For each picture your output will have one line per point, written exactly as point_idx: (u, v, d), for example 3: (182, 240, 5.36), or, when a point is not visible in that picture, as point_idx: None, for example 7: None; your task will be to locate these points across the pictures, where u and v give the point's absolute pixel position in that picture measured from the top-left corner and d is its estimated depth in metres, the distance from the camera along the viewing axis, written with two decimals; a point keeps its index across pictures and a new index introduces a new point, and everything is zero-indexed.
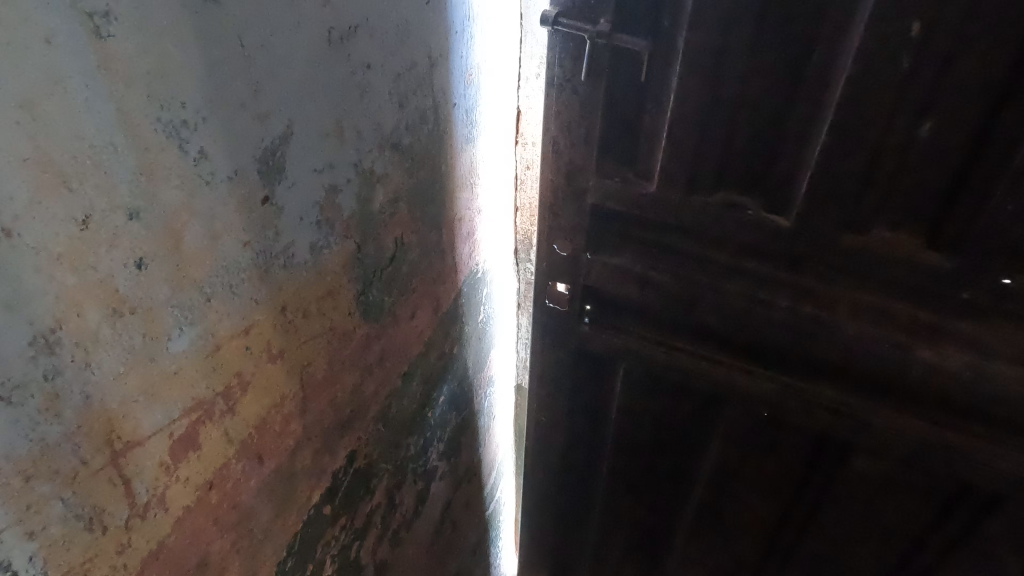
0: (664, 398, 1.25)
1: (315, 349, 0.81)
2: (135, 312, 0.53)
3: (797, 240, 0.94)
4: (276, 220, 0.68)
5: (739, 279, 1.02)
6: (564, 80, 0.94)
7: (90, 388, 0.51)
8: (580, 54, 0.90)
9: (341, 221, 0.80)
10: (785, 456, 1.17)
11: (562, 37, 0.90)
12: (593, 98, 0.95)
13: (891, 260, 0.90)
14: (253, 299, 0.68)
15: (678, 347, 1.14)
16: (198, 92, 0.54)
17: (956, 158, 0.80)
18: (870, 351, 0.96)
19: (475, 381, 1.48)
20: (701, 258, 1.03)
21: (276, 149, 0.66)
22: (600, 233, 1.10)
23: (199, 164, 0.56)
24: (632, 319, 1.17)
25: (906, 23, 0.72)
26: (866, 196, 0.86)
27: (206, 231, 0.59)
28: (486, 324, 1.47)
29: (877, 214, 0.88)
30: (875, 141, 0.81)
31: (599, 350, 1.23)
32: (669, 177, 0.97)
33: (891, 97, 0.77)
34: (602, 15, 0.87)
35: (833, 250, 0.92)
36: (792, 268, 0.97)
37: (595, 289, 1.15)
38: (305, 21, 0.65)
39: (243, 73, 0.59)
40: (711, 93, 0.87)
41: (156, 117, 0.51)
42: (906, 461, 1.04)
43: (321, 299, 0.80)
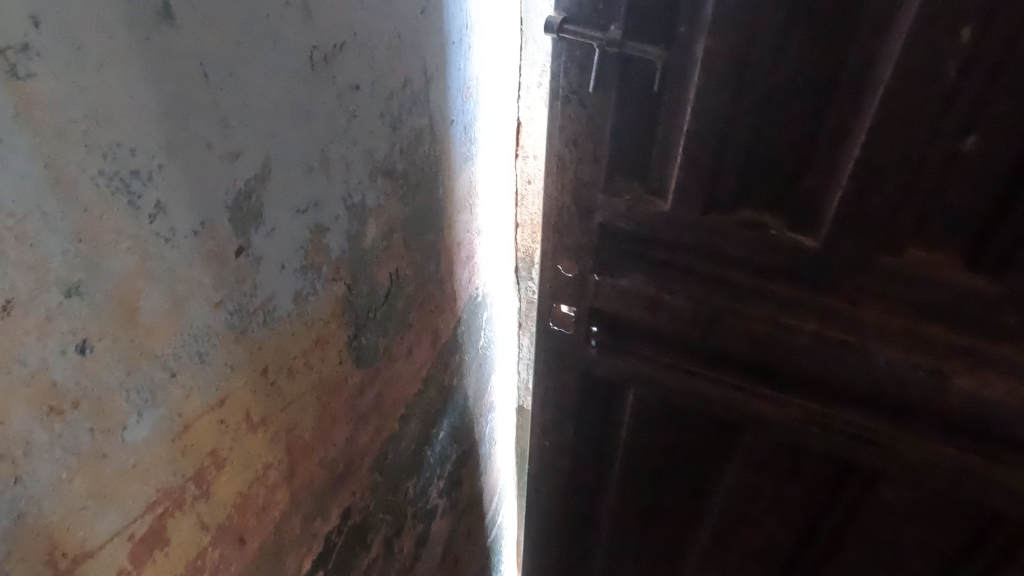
0: (674, 425, 1.12)
1: (300, 409, 0.71)
2: (77, 406, 0.44)
3: (823, 262, 0.81)
4: (253, 272, 0.58)
5: (760, 301, 0.87)
6: (569, 91, 0.81)
7: (22, 506, 0.42)
8: (587, 65, 0.78)
9: (329, 264, 0.71)
10: (807, 486, 1.05)
11: (567, 45, 0.77)
12: (601, 113, 0.81)
13: (926, 281, 0.77)
14: (228, 365, 0.58)
15: (693, 372, 0.98)
16: (151, 135, 0.45)
17: (1005, 167, 0.67)
18: (900, 380, 0.82)
19: (475, 410, 1.38)
20: (721, 282, 0.88)
21: (252, 191, 0.56)
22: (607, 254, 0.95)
23: (156, 219, 0.47)
24: (641, 341, 1.00)
25: (955, 28, 0.60)
26: (901, 212, 0.73)
27: (167, 298, 0.49)
28: (487, 349, 1.37)
29: (913, 232, 0.75)
30: (912, 153, 0.68)
31: (608, 375, 1.07)
32: (685, 197, 0.83)
33: (936, 109, 0.65)
34: (613, 19, 0.73)
35: (863, 271, 0.79)
36: (819, 291, 0.83)
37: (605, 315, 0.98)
38: (280, 41, 0.55)
39: (208, 107, 0.49)
40: (729, 113, 0.74)
41: (97, 170, 0.41)
42: (939, 492, 0.92)
43: (308, 352, 0.70)
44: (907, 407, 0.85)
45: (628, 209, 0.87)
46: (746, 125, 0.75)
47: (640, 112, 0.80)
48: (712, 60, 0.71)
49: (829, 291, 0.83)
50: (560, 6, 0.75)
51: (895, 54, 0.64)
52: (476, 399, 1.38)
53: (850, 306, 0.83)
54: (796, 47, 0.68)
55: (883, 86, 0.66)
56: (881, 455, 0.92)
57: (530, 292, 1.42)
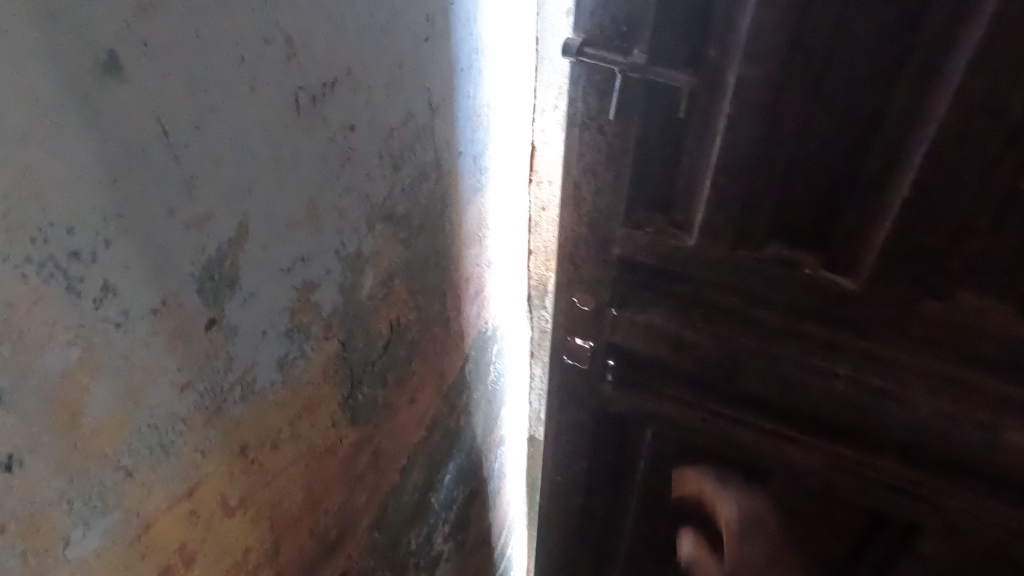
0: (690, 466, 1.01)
1: (286, 481, 0.65)
2: (5, 530, 0.37)
3: (861, 308, 0.71)
4: (227, 345, 0.51)
5: (786, 342, 0.74)
6: (588, 118, 0.71)
7: None
8: (608, 90, 0.68)
9: (320, 321, 0.63)
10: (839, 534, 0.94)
11: (584, 70, 0.67)
12: (624, 141, 0.71)
13: (979, 333, 0.67)
14: (199, 450, 0.51)
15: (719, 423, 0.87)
16: (95, 209, 0.38)
17: None
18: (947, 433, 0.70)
19: (484, 446, 1.31)
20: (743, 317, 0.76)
21: (226, 256, 0.49)
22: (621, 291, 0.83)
23: (103, 304, 0.40)
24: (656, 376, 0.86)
25: None
26: (950, 253, 0.64)
27: (120, 389, 0.42)
28: (497, 382, 1.30)
29: (965, 278, 0.66)
30: (967, 189, 0.59)
31: (621, 415, 1.00)
32: (715, 233, 0.72)
33: (998, 145, 0.56)
34: (636, 43, 0.63)
35: (905, 317, 0.70)
36: (855, 332, 0.73)
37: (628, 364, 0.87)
38: (259, 85, 0.48)
39: (169, 170, 0.42)
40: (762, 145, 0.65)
41: (24, 258, 0.34)
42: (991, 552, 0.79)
43: (295, 420, 0.63)
44: (954, 458, 0.73)
45: (650, 243, 0.77)
46: (781, 157, 0.65)
47: (665, 142, 0.70)
48: (748, 89, 0.61)
49: (869, 332, 0.72)
50: (579, 26, 0.65)
51: (954, 83, 0.54)
52: (485, 435, 1.30)
53: (892, 347, 0.72)
54: (843, 84, 0.59)
55: (938, 118, 0.57)
56: (921, 510, 0.79)
57: (544, 322, 1.33)
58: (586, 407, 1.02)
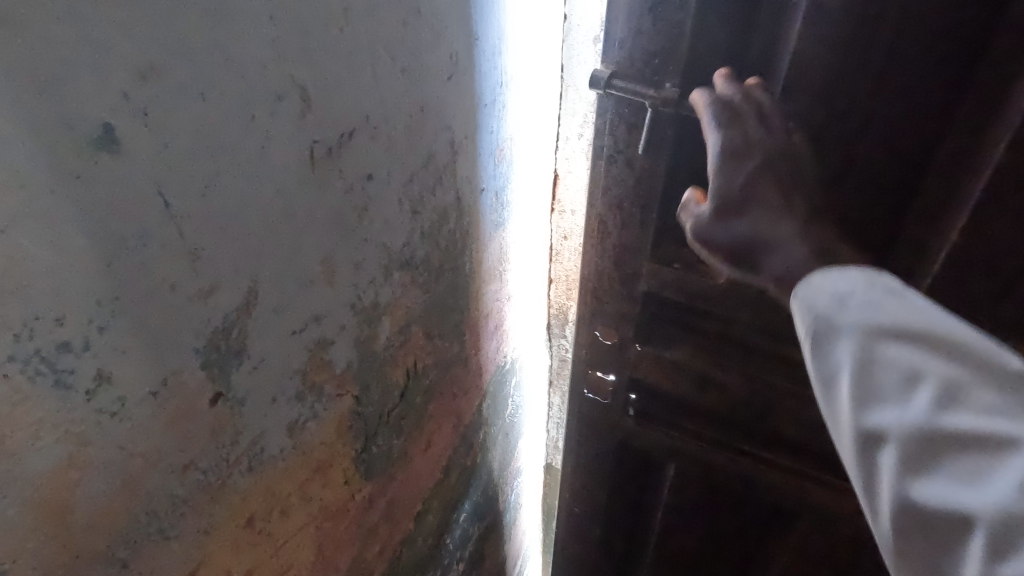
0: (716, 511, 1.00)
1: (296, 546, 0.61)
2: None
3: None
4: (235, 417, 0.48)
5: None
6: (616, 151, 0.67)
7: None
8: (639, 124, 0.63)
9: (334, 379, 0.60)
10: None
11: (614, 102, 0.63)
12: (652, 177, 0.66)
13: None
14: (202, 529, 0.48)
15: (741, 452, 0.89)
16: (90, 294, 0.34)
17: None
18: None
19: (501, 478, 1.28)
20: (774, 357, 0.76)
21: (233, 326, 0.45)
22: (647, 323, 0.83)
23: (96, 394, 0.36)
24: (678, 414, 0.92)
25: None
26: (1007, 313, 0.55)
27: (116, 480, 0.39)
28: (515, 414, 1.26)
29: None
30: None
31: (647, 449, 0.97)
32: None
33: None
34: (669, 76, 0.58)
35: None
36: None
37: (651, 387, 0.88)
38: (270, 144, 0.44)
39: (172, 243, 0.39)
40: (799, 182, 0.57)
41: (6, 357, 0.31)
42: None
43: (306, 483, 0.60)
44: None
45: (677, 279, 0.73)
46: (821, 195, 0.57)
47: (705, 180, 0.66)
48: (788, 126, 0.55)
49: None
50: (608, 59, 0.60)
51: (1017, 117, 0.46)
52: (502, 469, 1.27)
53: None
54: (893, 119, 0.51)
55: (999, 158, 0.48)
56: None
57: (563, 351, 1.28)
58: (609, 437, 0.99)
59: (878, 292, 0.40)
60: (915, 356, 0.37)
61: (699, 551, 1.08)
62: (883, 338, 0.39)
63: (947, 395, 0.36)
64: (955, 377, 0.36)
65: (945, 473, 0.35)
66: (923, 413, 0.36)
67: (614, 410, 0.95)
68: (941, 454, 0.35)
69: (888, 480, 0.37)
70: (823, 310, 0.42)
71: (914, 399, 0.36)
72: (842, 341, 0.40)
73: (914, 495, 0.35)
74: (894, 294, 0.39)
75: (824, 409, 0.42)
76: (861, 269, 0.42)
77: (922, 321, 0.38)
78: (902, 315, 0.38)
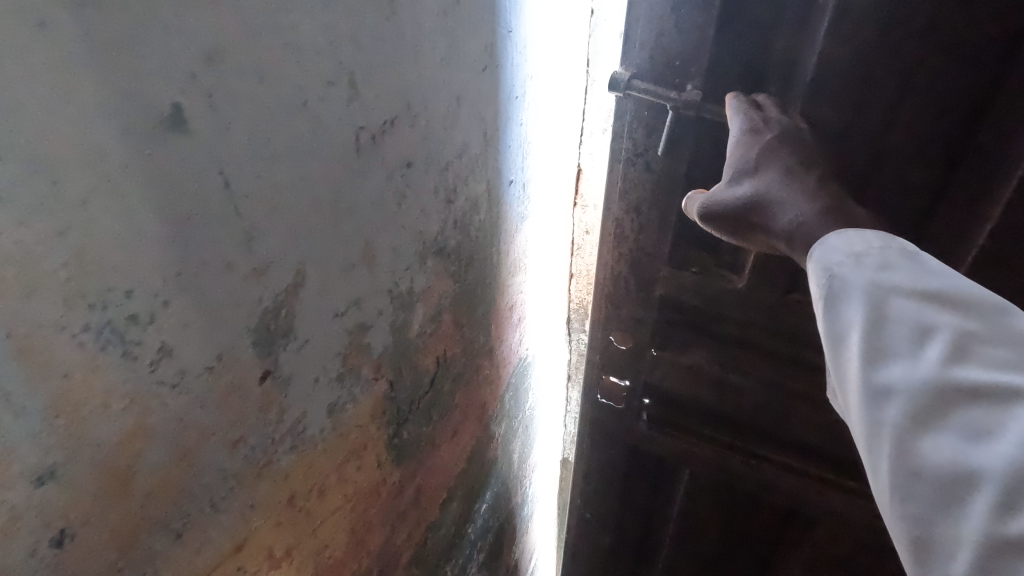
0: (729, 514, 1.00)
1: (332, 526, 0.62)
2: None
3: None
4: (281, 396, 0.49)
5: None
6: (635, 155, 0.65)
7: None
8: (659, 127, 0.62)
9: (370, 363, 0.61)
10: None
11: (634, 103, 0.61)
12: (671, 182, 0.65)
13: None
14: (248, 504, 0.49)
15: (756, 456, 0.89)
16: (155, 270, 0.36)
17: None
18: None
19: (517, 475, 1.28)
20: (794, 361, 0.76)
21: (282, 306, 0.47)
22: (667, 325, 0.82)
23: (159, 367, 0.38)
24: (693, 420, 0.91)
25: None
26: None
27: (173, 453, 0.40)
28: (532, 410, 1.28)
29: None
30: None
31: (660, 455, 0.96)
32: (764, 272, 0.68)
33: None
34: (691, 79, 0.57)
35: None
36: None
37: (664, 390, 0.88)
38: (321, 128, 0.46)
39: (229, 222, 0.40)
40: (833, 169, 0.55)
41: (81, 327, 0.32)
42: None
43: (343, 464, 0.61)
44: None
45: (695, 284, 0.73)
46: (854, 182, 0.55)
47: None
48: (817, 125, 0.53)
49: None
50: (628, 59, 0.58)
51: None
52: (520, 461, 1.28)
53: None
54: (911, 122, 0.51)
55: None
56: None
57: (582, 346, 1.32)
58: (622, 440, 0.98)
59: (893, 255, 0.41)
60: (927, 314, 0.38)
61: (712, 553, 1.08)
62: (896, 296, 0.39)
63: (959, 353, 0.35)
64: (969, 336, 0.36)
65: (964, 426, 0.34)
66: (935, 369, 0.35)
67: (627, 416, 0.94)
68: (958, 409, 0.34)
69: (895, 425, 0.36)
70: (836, 267, 0.42)
71: (925, 357, 0.36)
72: (851, 304, 0.40)
73: (923, 438, 0.35)
74: (909, 257, 0.40)
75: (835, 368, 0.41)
76: (874, 232, 0.42)
77: (939, 285, 0.38)
78: (916, 278, 0.39)
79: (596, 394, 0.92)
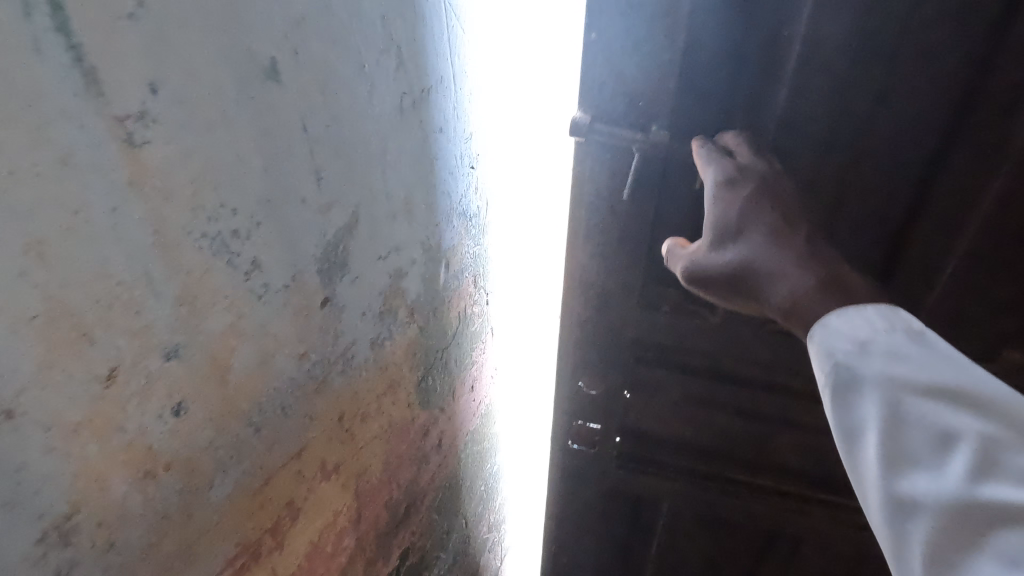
0: (709, 530, 1.09)
1: (370, 453, 0.70)
2: (170, 468, 0.43)
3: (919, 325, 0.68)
4: (337, 322, 0.57)
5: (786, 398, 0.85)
6: (599, 197, 0.65)
7: (115, 571, 0.41)
8: (623, 169, 0.62)
9: (405, 307, 0.69)
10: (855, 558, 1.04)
11: (596, 148, 0.61)
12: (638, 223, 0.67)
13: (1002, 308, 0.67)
14: (309, 414, 0.57)
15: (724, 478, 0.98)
16: (253, 193, 0.44)
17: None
18: None
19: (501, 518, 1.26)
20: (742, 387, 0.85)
21: (340, 241, 0.55)
22: (631, 371, 0.87)
23: (251, 278, 0.46)
24: (665, 454, 0.99)
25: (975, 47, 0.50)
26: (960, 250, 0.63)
27: (257, 355, 0.49)
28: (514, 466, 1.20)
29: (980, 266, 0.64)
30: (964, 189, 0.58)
31: (639, 490, 1.04)
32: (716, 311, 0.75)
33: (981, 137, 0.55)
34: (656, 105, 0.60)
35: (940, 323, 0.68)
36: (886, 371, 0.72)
37: (639, 429, 0.96)
38: (375, 89, 0.54)
39: (306, 161, 0.48)
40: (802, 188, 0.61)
41: (202, 232, 0.40)
42: None
43: (381, 396, 0.69)
44: None
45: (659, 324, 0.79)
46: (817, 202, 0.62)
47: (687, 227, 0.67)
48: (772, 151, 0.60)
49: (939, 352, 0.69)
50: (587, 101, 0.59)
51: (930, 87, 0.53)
52: None
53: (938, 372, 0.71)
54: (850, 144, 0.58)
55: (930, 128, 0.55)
56: None
57: None
58: (598, 483, 1.04)
59: (899, 344, 0.43)
60: (944, 415, 0.40)
61: (698, 561, 1.15)
62: (910, 394, 0.41)
63: (982, 460, 0.38)
64: (988, 440, 0.39)
65: (996, 542, 0.36)
66: (960, 479, 0.38)
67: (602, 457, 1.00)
68: (985, 524, 0.37)
69: (920, 540, 0.38)
70: (843, 355, 0.43)
71: (949, 466, 0.39)
72: (868, 397, 0.42)
73: (954, 554, 0.37)
74: (917, 347, 0.43)
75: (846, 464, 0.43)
76: (877, 311, 0.45)
77: (951, 380, 0.41)
78: (929, 373, 0.41)
79: (567, 442, 0.97)
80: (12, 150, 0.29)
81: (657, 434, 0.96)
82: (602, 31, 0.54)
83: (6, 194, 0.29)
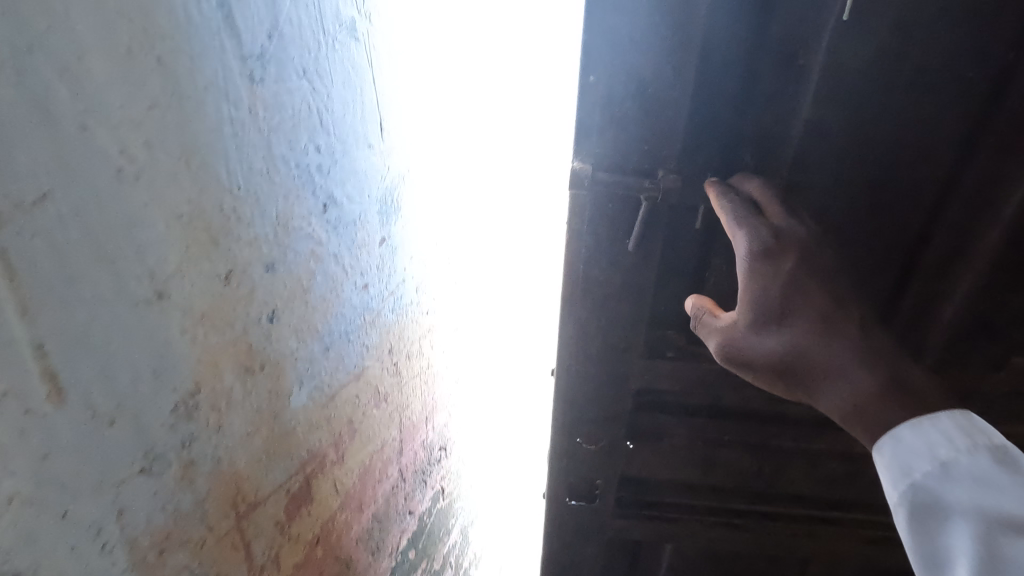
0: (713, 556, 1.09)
1: (411, 390, 0.77)
2: (264, 369, 0.50)
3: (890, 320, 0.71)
4: (389, 262, 0.65)
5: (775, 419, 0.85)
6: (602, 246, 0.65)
7: (221, 451, 0.48)
8: (626, 217, 0.63)
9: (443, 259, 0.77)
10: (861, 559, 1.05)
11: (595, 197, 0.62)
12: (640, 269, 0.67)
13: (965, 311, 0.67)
14: (366, 344, 0.64)
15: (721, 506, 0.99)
16: (332, 135, 0.51)
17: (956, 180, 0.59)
18: None
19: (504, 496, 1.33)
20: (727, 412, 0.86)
21: (394, 188, 0.62)
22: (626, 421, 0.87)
23: (329, 210, 0.53)
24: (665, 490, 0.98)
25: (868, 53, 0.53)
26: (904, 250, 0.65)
27: (331, 281, 0.56)
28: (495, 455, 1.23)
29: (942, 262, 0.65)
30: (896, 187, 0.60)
31: (641, 533, 1.03)
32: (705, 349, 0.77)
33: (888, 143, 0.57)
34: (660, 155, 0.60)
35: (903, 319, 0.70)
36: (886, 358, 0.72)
37: (640, 478, 0.97)
38: None
39: (371, 111, 0.56)
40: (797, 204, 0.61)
41: (295, 163, 0.48)
42: None
43: (421, 338, 0.76)
44: None
45: (656, 363, 0.79)
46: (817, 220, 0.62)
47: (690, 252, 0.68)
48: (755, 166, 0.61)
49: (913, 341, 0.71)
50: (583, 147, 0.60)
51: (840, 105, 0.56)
52: None
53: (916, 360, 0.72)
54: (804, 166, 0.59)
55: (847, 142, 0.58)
56: None
57: None
58: (601, 533, 1.03)
59: (980, 466, 0.46)
60: None
61: None
62: (998, 528, 0.44)
63: None
64: None
65: None
66: None
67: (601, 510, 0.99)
68: None
69: None
70: (923, 475, 0.47)
71: None
72: (957, 525, 0.46)
73: None
74: (1002, 473, 0.45)
75: (876, 466, 0.50)
76: (954, 421, 0.48)
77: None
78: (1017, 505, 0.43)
79: (565, 499, 0.95)
80: (172, 71, 0.36)
81: (657, 483, 0.97)
82: (603, 74, 0.55)
83: (168, 108, 0.36)
